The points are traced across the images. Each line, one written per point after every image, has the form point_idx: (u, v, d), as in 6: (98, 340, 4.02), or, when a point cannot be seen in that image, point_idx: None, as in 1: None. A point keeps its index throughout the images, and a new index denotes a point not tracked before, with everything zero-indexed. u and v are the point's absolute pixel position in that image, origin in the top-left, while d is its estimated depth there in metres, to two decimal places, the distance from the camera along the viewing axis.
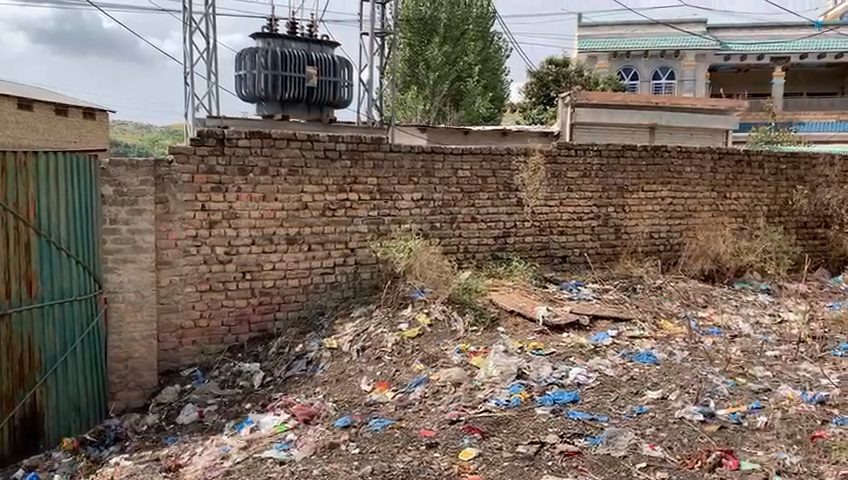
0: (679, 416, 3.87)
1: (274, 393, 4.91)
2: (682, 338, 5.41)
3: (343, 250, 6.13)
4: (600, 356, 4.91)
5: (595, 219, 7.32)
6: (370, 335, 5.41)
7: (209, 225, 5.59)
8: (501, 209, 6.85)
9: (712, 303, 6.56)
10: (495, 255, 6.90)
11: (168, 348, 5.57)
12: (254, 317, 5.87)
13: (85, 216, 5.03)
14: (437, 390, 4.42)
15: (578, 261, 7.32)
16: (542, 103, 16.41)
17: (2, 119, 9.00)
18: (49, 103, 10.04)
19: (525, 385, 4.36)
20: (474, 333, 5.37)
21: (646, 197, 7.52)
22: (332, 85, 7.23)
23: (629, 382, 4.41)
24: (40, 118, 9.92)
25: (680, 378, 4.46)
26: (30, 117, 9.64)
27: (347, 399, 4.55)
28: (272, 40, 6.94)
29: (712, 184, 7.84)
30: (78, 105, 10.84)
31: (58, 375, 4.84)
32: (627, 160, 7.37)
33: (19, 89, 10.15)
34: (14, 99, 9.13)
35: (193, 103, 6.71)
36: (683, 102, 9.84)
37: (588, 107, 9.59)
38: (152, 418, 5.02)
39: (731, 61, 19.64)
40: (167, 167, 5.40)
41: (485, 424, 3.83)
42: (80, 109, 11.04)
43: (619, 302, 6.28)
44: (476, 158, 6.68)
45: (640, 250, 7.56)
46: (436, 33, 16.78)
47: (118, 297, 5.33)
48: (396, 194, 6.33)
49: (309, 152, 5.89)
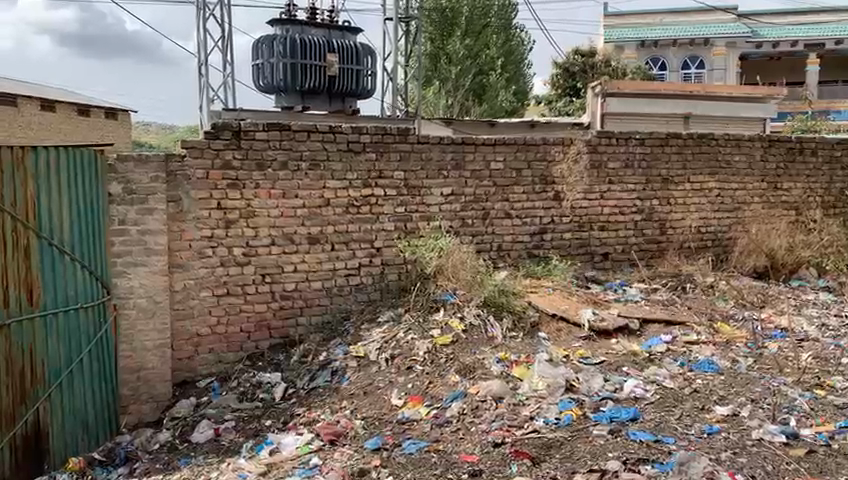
0: (757, 437, 3.40)
1: (296, 408, 4.48)
2: (743, 343, 4.91)
3: (368, 250, 5.69)
4: (656, 366, 4.44)
5: (638, 213, 6.80)
6: (399, 343, 4.95)
7: (226, 224, 5.20)
8: (537, 203, 6.37)
9: (770, 303, 6.02)
10: (531, 252, 6.42)
11: (183, 357, 5.19)
12: (275, 322, 5.45)
13: (92, 218, 4.68)
14: (477, 407, 3.93)
15: (622, 259, 6.82)
16: (568, 95, 15.75)
17: (26, 121, 8.75)
18: (71, 103, 9.75)
19: (575, 400, 3.90)
20: (513, 340, 4.89)
21: (692, 189, 7.00)
22: (354, 73, 6.79)
23: (692, 397, 3.94)
24: (63, 120, 9.66)
25: (750, 391, 3.98)
26: (52, 119, 9.37)
27: (376, 416, 4.11)
28: (290, 26, 6.49)
29: (762, 174, 7.30)
30: (100, 106, 10.55)
31: (63, 390, 4.48)
32: (671, 149, 6.84)
33: (38, 90, 9.87)
34: (38, 100, 8.88)
35: (207, 95, 6.28)
36: (718, 90, 9.10)
37: (620, 97, 8.80)
38: (165, 436, 4.62)
39: (763, 49, 18.87)
40: (179, 163, 5.02)
41: (534, 448, 3.40)
42: (103, 109, 10.77)
43: (668, 303, 5.78)
44: (509, 149, 6.19)
45: (687, 245, 7.06)
46: (458, 25, 16.20)
47: (129, 303, 4.95)
48: (425, 189, 5.88)
49: (331, 144, 5.45)
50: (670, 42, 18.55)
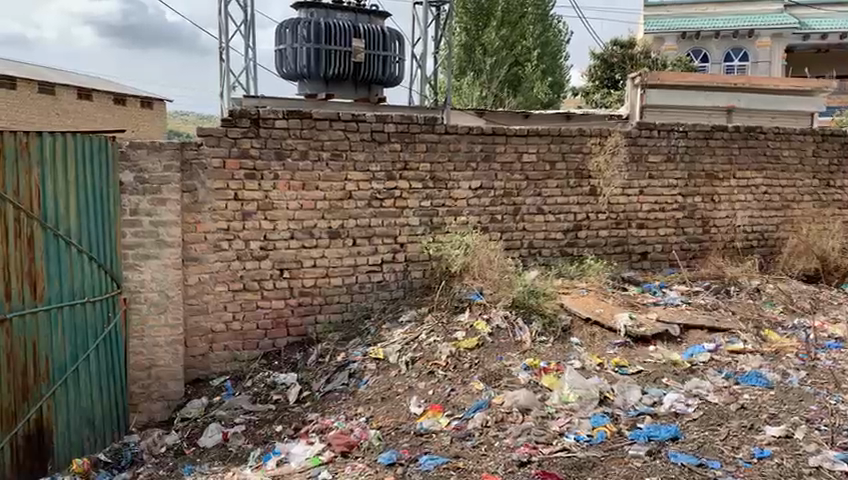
0: (815, 465, 3.06)
1: (309, 414, 4.24)
2: (795, 354, 4.51)
3: (391, 245, 5.41)
4: (698, 378, 4.08)
5: (680, 210, 6.41)
6: (421, 345, 4.66)
7: (243, 217, 4.95)
8: (571, 198, 6.02)
9: (821, 309, 5.59)
10: (563, 251, 6.07)
11: (197, 354, 4.99)
12: (293, 320, 5.21)
13: (100, 207, 4.42)
14: (502, 419, 3.63)
15: (661, 259, 6.44)
16: (605, 87, 15.28)
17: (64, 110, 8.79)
18: (108, 93, 9.74)
19: (609, 415, 3.59)
20: (543, 345, 4.55)
21: (738, 185, 6.58)
22: (381, 60, 6.48)
23: (739, 414, 3.58)
24: (98, 108, 9.66)
25: (804, 410, 3.62)
26: (89, 107, 9.37)
27: (393, 426, 3.83)
28: (315, 10, 6.21)
29: (814, 170, 6.85)
30: (137, 96, 10.51)
31: (68, 388, 4.22)
32: (716, 142, 6.43)
33: (77, 79, 9.88)
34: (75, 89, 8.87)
35: (228, 81, 6.03)
36: (764, 82, 8.56)
37: (661, 89, 8.36)
38: (172, 439, 4.40)
39: (810, 41, 18.10)
40: (195, 151, 4.78)
41: (563, 469, 3.09)
42: (140, 98, 10.76)
43: (712, 308, 5.39)
44: (543, 140, 5.85)
45: (731, 246, 6.65)
46: (493, 16, 15.71)
47: (140, 297, 4.74)
48: (452, 182, 5.57)
49: (353, 134, 5.17)
50: (712, 34, 17.95)
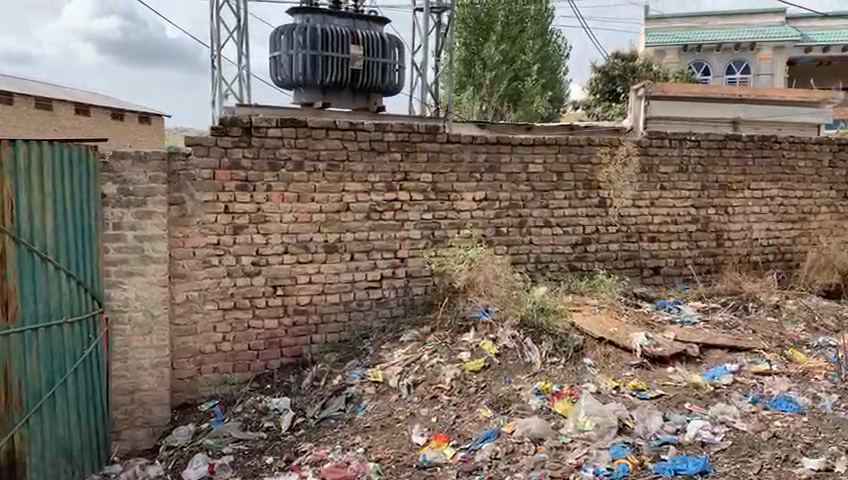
0: None
1: (302, 444, 3.95)
2: (824, 376, 4.21)
3: (391, 260, 5.12)
4: (723, 403, 3.78)
5: (692, 222, 6.12)
6: (423, 367, 4.35)
7: (234, 230, 4.67)
8: (580, 210, 5.74)
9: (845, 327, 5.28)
10: (572, 265, 5.78)
11: (184, 377, 4.68)
12: (287, 340, 4.91)
13: (81, 221, 4.12)
14: (513, 450, 3.35)
15: (674, 273, 6.14)
16: (607, 100, 15.04)
17: (59, 125, 8.54)
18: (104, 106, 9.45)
19: (630, 446, 3.28)
20: (555, 368, 4.23)
21: (753, 196, 6.29)
22: (380, 67, 6.21)
23: (772, 444, 3.28)
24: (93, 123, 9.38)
25: (843, 439, 3.32)
26: (85, 122, 9.08)
27: (394, 458, 3.53)
28: (311, 16, 5.95)
29: (831, 181, 6.58)
30: (135, 111, 10.21)
31: (43, 416, 3.89)
32: (730, 152, 6.16)
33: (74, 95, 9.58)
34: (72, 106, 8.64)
35: (221, 89, 5.76)
36: (770, 93, 8.25)
37: (663, 100, 8.04)
38: (156, 470, 4.10)
39: (812, 54, 17.90)
40: (183, 162, 4.49)
41: None
42: (137, 114, 10.49)
43: (731, 326, 5.09)
44: (550, 150, 5.57)
45: (747, 260, 6.36)
46: (493, 30, 15.55)
47: (123, 317, 4.42)
48: (455, 193, 5.28)
49: (351, 143, 4.90)
50: (714, 46, 17.79)
